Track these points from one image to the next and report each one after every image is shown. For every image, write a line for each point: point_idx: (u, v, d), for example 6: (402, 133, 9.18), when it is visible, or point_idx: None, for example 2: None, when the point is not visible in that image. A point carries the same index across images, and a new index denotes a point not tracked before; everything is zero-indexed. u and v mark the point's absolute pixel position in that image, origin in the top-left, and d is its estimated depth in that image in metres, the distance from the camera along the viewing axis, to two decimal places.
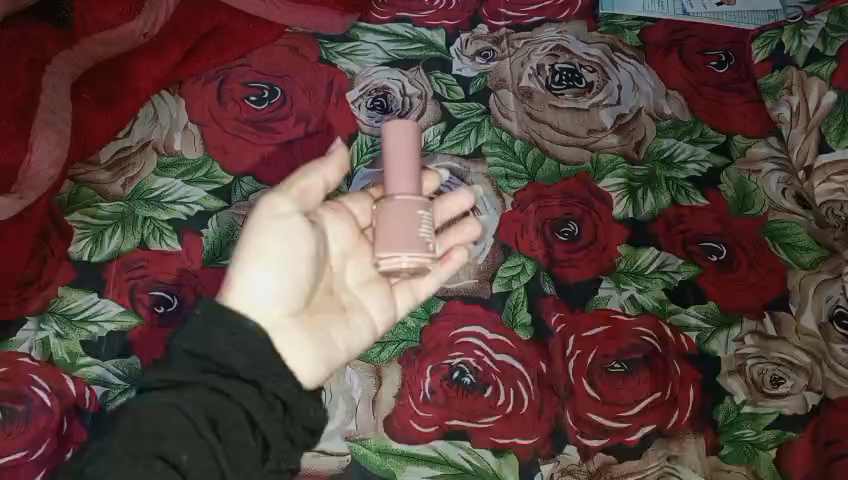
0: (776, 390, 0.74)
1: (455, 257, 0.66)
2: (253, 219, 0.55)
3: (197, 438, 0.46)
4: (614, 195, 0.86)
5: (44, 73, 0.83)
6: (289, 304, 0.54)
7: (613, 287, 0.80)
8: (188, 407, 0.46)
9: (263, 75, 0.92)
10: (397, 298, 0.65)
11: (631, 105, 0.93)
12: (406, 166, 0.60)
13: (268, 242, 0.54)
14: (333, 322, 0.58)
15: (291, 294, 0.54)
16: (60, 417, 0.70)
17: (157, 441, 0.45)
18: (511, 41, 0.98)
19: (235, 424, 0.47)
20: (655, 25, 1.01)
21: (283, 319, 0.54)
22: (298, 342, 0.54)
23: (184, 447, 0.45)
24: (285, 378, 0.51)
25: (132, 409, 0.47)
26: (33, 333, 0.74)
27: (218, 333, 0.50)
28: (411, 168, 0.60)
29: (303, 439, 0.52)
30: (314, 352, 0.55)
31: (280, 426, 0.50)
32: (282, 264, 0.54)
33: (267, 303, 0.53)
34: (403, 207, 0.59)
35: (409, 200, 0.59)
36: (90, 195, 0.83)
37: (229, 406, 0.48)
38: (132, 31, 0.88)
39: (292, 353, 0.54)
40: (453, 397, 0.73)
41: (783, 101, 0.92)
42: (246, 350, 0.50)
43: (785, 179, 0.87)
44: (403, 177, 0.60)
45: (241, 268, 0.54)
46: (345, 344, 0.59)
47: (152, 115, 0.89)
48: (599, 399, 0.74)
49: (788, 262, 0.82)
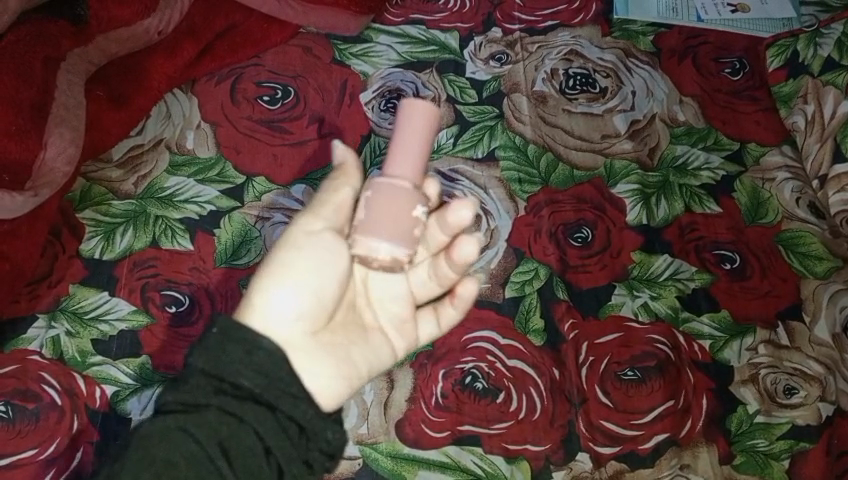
0: (789, 400, 0.75)
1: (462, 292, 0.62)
2: (287, 237, 0.55)
3: (207, 464, 0.46)
4: (627, 201, 0.85)
5: (59, 70, 0.83)
6: (308, 323, 0.53)
7: (626, 294, 0.79)
8: (199, 433, 0.47)
9: (276, 75, 0.92)
10: (422, 321, 0.64)
11: (645, 111, 0.93)
12: (412, 149, 0.53)
13: (296, 259, 0.54)
14: (354, 342, 0.57)
15: (312, 312, 0.54)
16: (70, 416, 0.69)
17: (167, 468, 0.45)
18: (525, 45, 0.98)
19: (248, 449, 0.48)
20: (669, 31, 1.01)
21: (301, 338, 0.53)
22: (315, 361, 0.54)
23: (194, 473, 0.45)
24: (302, 401, 0.50)
25: (148, 427, 0.47)
26: (44, 331, 0.73)
27: (235, 351, 0.50)
28: (419, 153, 0.53)
29: (321, 462, 0.51)
30: (337, 374, 0.55)
31: (294, 450, 0.49)
32: (305, 281, 0.53)
33: (287, 319, 0.53)
34: (390, 194, 0.52)
35: (393, 186, 0.52)
36: (103, 192, 0.82)
37: (241, 431, 0.48)
38: (147, 29, 0.90)
39: (311, 375, 0.53)
40: (465, 402, 0.73)
41: (797, 109, 0.93)
42: (267, 370, 0.50)
43: (799, 187, 0.88)
44: (400, 160, 0.53)
45: (264, 282, 0.53)
46: (368, 365, 0.58)
47: (165, 113, 0.89)
48: (612, 407, 0.73)
49: (801, 271, 0.82)
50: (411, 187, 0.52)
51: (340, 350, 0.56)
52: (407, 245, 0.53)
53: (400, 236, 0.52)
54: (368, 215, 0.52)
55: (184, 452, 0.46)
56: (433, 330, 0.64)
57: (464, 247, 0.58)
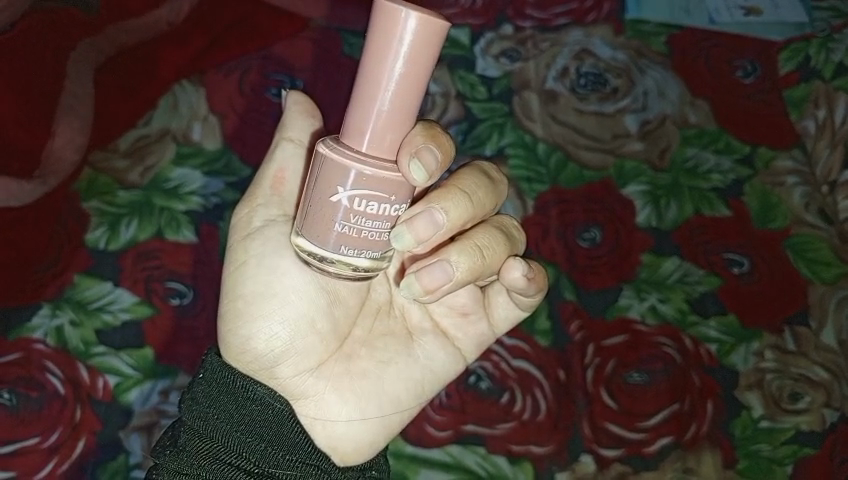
0: (794, 406, 0.75)
1: (511, 272, 0.50)
2: (232, 254, 0.51)
3: None
4: (636, 203, 0.85)
5: (68, 59, 0.83)
6: (290, 357, 0.51)
7: (633, 296, 0.79)
8: None
9: (285, 68, 0.92)
10: (493, 301, 0.57)
11: (656, 111, 0.92)
12: (383, 86, 0.44)
13: (248, 283, 0.50)
14: (380, 353, 0.53)
15: (293, 339, 0.50)
16: (72, 405, 0.69)
17: None
18: (536, 42, 0.97)
19: None
20: (682, 32, 1.00)
21: (298, 373, 0.51)
22: (326, 394, 0.52)
23: None
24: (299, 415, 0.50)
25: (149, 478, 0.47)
26: (48, 320, 0.72)
27: (227, 404, 0.49)
28: (395, 92, 0.44)
29: None
30: (355, 414, 0.52)
31: None
32: (279, 316, 0.50)
33: (266, 356, 0.50)
34: (326, 175, 0.44)
35: (336, 174, 0.44)
36: (108, 181, 0.81)
37: None
38: (157, 19, 0.91)
39: (325, 417, 0.52)
40: (469, 402, 0.72)
41: (808, 115, 0.93)
42: (267, 433, 0.49)
43: (808, 194, 0.87)
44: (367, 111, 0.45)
45: (233, 319, 0.50)
46: (409, 389, 0.53)
47: (172, 106, 0.87)
48: (618, 410, 0.73)
49: (809, 277, 0.82)
50: (377, 154, 0.45)
51: (362, 381, 0.52)
52: (361, 247, 0.45)
53: (345, 239, 0.45)
54: (303, 219, 0.46)
55: None
56: (511, 311, 0.57)
57: (435, 273, 0.47)
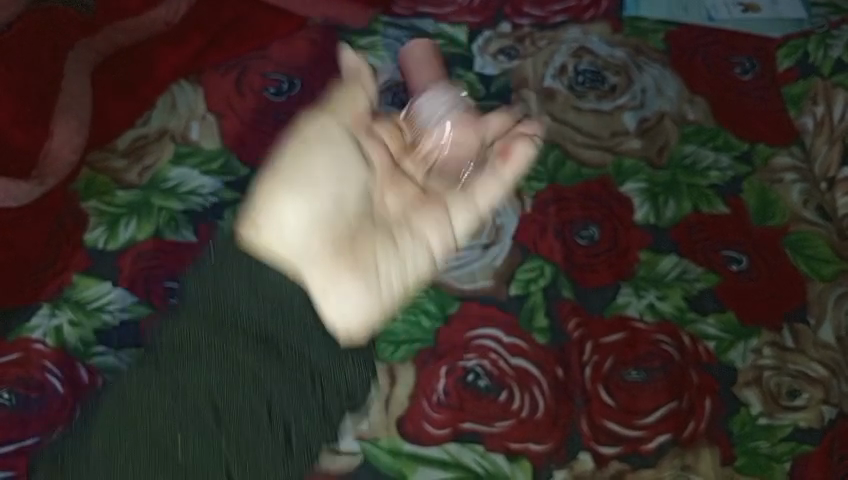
0: (792, 403, 0.75)
1: None
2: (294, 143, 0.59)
3: (199, 437, 0.55)
4: (635, 200, 0.85)
5: (66, 60, 0.85)
6: (317, 236, 0.57)
7: (631, 294, 0.79)
8: (178, 407, 0.55)
9: (283, 67, 0.92)
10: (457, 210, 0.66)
11: (654, 109, 0.92)
12: None
13: (301, 165, 0.57)
14: (381, 245, 0.60)
15: (323, 226, 0.57)
16: (72, 405, 0.69)
17: (136, 430, 0.55)
18: (534, 40, 0.97)
19: (238, 418, 0.55)
20: (680, 29, 1.00)
21: (318, 250, 0.57)
22: (340, 280, 0.58)
23: (191, 430, 0.55)
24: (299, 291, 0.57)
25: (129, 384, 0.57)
26: (47, 320, 0.73)
27: (229, 288, 0.57)
28: None
29: (335, 407, 0.59)
30: (362, 289, 0.58)
31: (296, 405, 0.56)
32: (311, 196, 0.57)
33: (292, 238, 0.57)
34: None
35: None
36: (106, 181, 0.82)
37: (214, 417, 0.55)
38: (154, 20, 0.91)
39: (336, 289, 0.58)
40: (467, 400, 0.73)
41: (806, 111, 0.93)
42: (263, 327, 0.57)
43: (807, 190, 0.87)
44: None
45: (267, 188, 0.57)
46: (400, 277, 0.60)
47: (170, 104, 0.88)
48: (615, 407, 0.73)
49: (807, 273, 0.82)
50: None
51: (367, 262, 0.58)
52: None
53: None
54: None
55: (174, 418, 0.55)
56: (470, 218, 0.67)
57: None
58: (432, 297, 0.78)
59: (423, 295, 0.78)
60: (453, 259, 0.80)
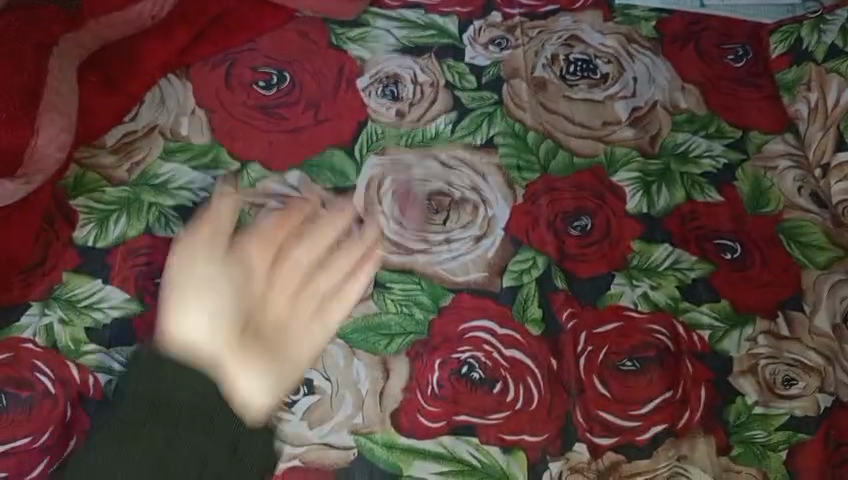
0: (788, 391, 0.74)
1: None
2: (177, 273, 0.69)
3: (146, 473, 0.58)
4: (627, 189, 0.85)
5: (50, 56, 0.85)
6: (218, 340, 0.66)
7: (625, 283, 0.79)
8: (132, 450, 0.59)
9: (272, 60, 0.91)
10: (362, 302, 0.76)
11: (647, 98, 0.92)
12: None
13: (190, 291, 0.68)
14: (279, 346, 0.68)
15: (219, 328, 0.66)
16: (63, 404, 0.69)
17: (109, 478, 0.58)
18: (525, 29, 0.96)
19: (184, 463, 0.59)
20: (673, 16, 0.99)
21: (217, 351, 0.65)
22: (248, 373, 0.66)
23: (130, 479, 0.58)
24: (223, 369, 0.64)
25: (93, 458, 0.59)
26: (38, 319, 0.73)
27: (159, 374, 0.61)
28: None
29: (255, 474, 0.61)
30: (267, 388, 0.66)
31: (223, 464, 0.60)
32: (206, 305, 0.67)
33: (197, 335, 0.66)
34: None
35: None
36: (95, 179, 0.81)
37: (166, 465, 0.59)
38: (139, 13, 0.90)
39: (240, 377, 0.65)
40: (461, 392, 0.72)
41: (800, 98, 0.92)
42: (209, 395, 0.61)
43: (802, 177, 0.86)
44: None
45: (170, 311, 0.67)
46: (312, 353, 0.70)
47: (159, 99, 0.87)
48: (610, 397, 0.73)
49: (802, 261, 0.81)
50: None
51: (266, 365, 0.67)
52: None
53: None
54: None
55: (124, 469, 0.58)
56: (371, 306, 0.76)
57: None
58: (425, 289, 0.78)
59: (415, 286, 0.78)
60: (445, 251, 0.80)
